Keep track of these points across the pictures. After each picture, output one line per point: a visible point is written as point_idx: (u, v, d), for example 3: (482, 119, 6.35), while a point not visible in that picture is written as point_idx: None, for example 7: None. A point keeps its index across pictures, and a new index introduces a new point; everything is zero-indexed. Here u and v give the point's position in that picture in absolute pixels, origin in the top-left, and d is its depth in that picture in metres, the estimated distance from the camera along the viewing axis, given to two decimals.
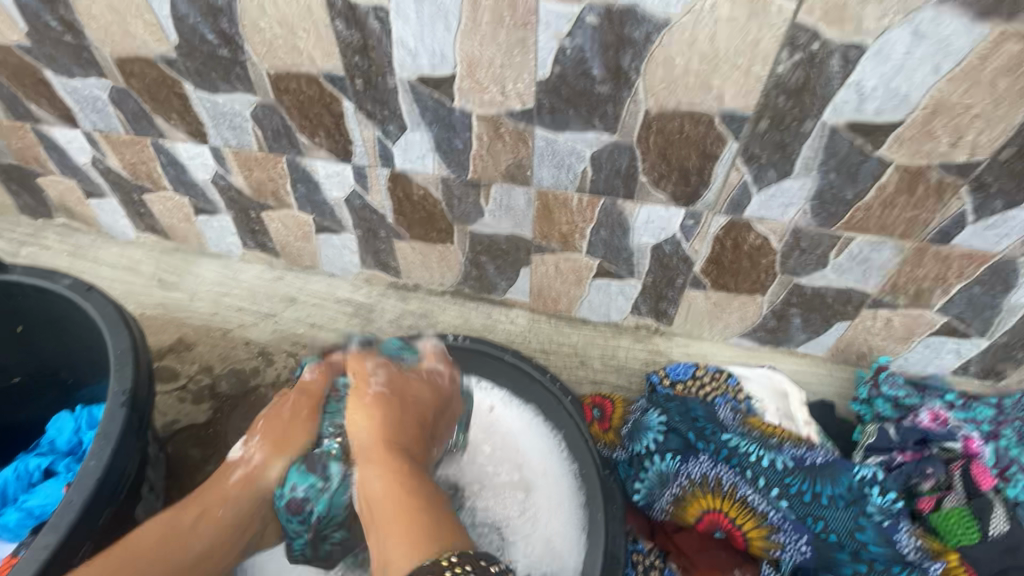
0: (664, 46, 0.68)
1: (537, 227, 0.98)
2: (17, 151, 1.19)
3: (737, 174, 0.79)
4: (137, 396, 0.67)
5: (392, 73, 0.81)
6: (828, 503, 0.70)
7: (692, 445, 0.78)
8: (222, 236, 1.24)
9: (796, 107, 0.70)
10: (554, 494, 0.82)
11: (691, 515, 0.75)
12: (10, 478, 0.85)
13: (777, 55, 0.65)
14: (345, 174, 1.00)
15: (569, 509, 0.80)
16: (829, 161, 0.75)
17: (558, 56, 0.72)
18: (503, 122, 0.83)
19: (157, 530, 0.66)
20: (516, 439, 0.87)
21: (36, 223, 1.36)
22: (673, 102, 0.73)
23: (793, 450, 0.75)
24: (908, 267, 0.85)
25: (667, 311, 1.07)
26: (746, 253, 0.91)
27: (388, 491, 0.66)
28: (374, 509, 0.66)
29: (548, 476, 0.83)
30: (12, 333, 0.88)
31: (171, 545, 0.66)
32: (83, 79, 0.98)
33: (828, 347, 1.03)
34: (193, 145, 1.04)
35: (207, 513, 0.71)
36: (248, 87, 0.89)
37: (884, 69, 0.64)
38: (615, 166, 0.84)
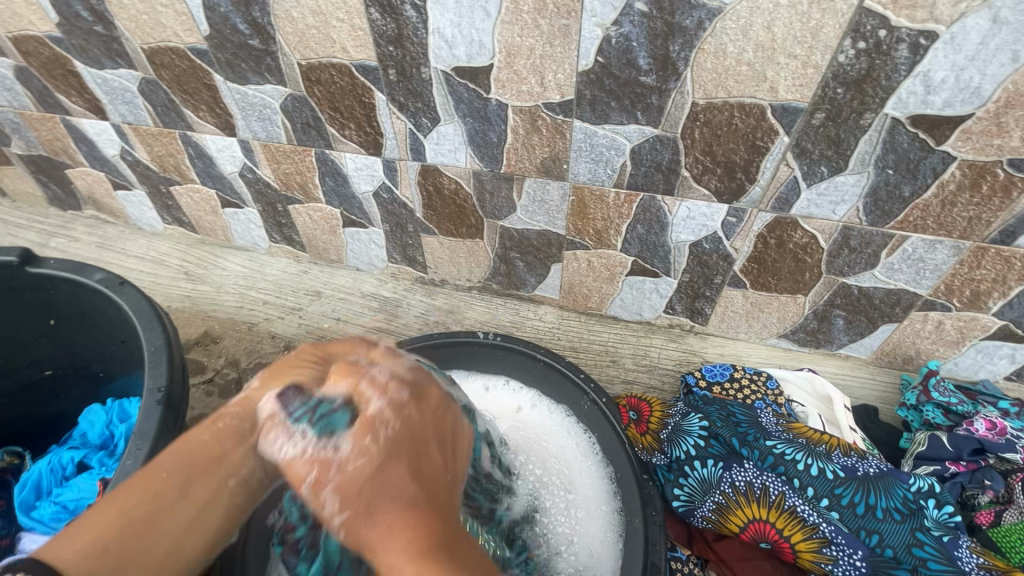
0: (716, 34, 0.65)
1: (570, 223, 0.95)
2: (47, 143, 1.19)
3: (787, 169, 0.76)
4: (172, 393, 0.67)
5: (427, 64, 0.78)
6: (883, 516, 0.67)
7: (736, 452, 0.75)
8: (248, 229, 1.24)
9: (855, 98, 0.66)
10: (592, 497, 0.79)
11: (736, 524, 0.72)
12: (44, 471, 0.86)
13: (839, 43, 0.62)
14: (375, 167, 0.98)
15: (606, 512, 0.77)
16: (888, 156, 0.71)
17: (602, 45, 0.69)
18: (540, 115, 0.80)
19: (178, 454, 0.56)
20: (547, 441, 0.86)
21: (66, 215, 1.37)
22: (722, 93, 0.70)
23: (844, 459, 0.72)
24: (965, 269, 0.80)
25: (702, 310, 1.03)
26: (791, 252, 0.87)
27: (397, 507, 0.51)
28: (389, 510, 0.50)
29: (582, 478, 0.81)
30: (46, 326, 0.88)
31: (182, 468, 0.55)
32: (113, 71, 0.97)
33: (873, 349, 0.99)
34: (222, 137, 1.02)
35: (215, 426, 0.58)
36: (278, 78, 0.88)
37: (957, 58, 0.60)
38: (657, 160, 0.80)
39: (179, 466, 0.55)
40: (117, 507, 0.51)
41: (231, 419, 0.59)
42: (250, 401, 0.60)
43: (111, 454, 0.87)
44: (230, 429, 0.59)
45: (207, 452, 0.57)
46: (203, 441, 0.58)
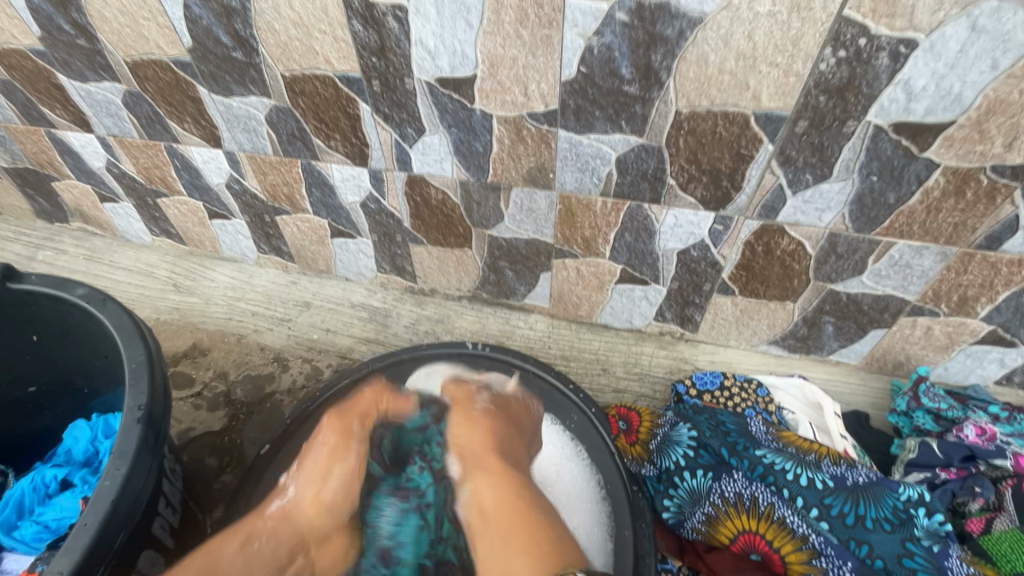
0: (697, 43, 0.64)
1: (558, 231, 0.95)
2: (33, 156, 1.19)
3: (772, 176, 0.76)
4: (153, 411, 0.66)
5: (410, 75, 0.78)
6: (872, 526, 0.66)
7: (725, 461, 0.75)
8: (237, 240, 1.23)
9: (838, 106, 0.66)
10: (578, 495, 0.77)
11: (725, 535, 0.71)
12: (26, 490, 0.84)
13: (820, 52, 0.62)
14: (361, 178, 0.97)
15: (593, 511, 0.76)
16: (872, 163, 0.70)
17: (585, 55, 0.69)
18: (525, 124, 0.79)
19: (201, 564, 0.65)
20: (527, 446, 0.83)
21: (53, 227, 1.36)
22: (705, 102, 0.70)
23: (833, 469, 0.72)
24: (952, 274, 0.80)
25: (692, 317, 1.03)
26: (779, 259, 0.87)
27: (502, 500, 0.70)
28: (484, 514, 0.70)
29: (566, 478, 0.79)
30: (28, 341, 0.87)
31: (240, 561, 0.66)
32: (96, 84, 0.96)
33: (863, 355, 0.99)
34: (207, 149, 1.02)
35: (258, 533, 0.69)
36: (262, 90, 0.87)
37: (936, 65, 0.60)
38: (642, 169, 0.80)
39: (203, 573, 0.64)
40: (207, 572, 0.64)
41: (264, 537, 0.69)
42: (288, 512, 0.71)
43: (95, 472, 0.86)
44: (264, 549, 0.68)
45: (229, 575, 0.65)
46: (252, 541, 0.68)
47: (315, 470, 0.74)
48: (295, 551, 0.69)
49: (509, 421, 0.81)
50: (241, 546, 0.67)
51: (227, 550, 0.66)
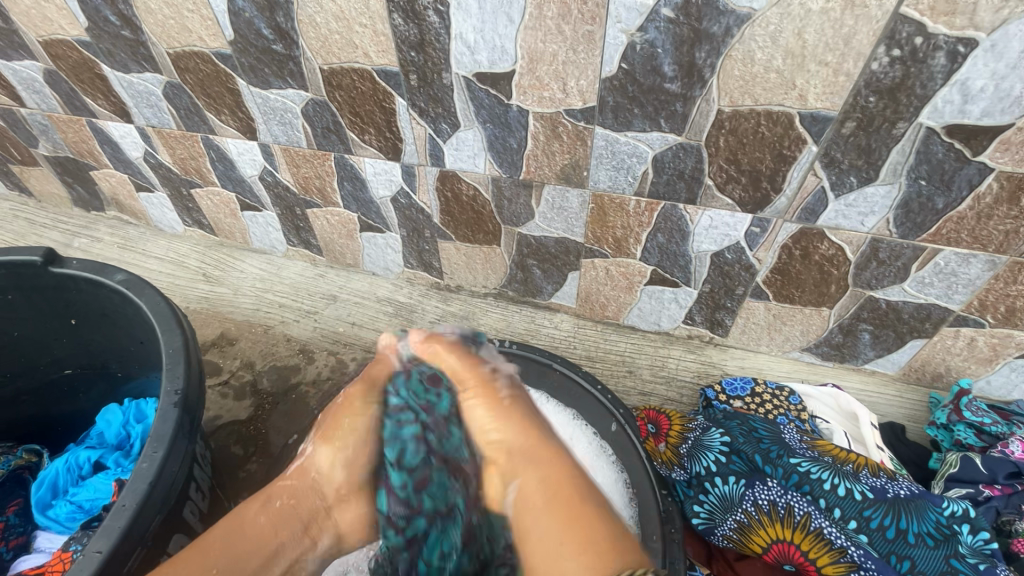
0: (745, 40, 0.63)
1: (589, 231, 0.94)
2: (73, 145, 1.21)
3: (815, 178, 0.74)
4: (188, 396, 0.66)
5: (448, 70, 0.78)
6: (914, 541, 0.64)
7: (759, 469, 0.73)
8: (266, 232, 1.24)
9: (889, 107, 0.64)
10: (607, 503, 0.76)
11: (758, 545, 0.70)
12: (61, 471, 0.86)
13: (873, 50, 0.60)
14: (394, 172, 0.98)
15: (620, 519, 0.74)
16: (921, 167, 0.68)
17: (627, 51, 0.68)
18: (561, 121, 0.79)
19: (225, 531, 0.61)
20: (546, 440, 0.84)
21: (90, 216, 1.40)
22: (749, 101, 0.68)
23: (872, 480, 0.70)
24: (1001, 284, 0.77)
25: (723, 321, 1.01)
26: (817, 263, 0.84)
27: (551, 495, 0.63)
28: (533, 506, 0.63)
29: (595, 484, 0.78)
30: (66, 325, 0.89)
31: (241, 545, 0.60)
32: (138, 74, 0.98)
33: (901, 365, 0.96)
34: (243, 141, 1.03)
35: (271, 504, 0.65)
36: (300, 83, 0.88)
37: (996, 66, 0.58)
38: (679, 168, 0.79)
39: (230, 536, 0.61)
40: (197, 568, 0.56)
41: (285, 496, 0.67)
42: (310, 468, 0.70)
43: (126, 455, 0.88)
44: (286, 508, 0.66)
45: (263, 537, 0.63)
46: (257, 518, 0.63)
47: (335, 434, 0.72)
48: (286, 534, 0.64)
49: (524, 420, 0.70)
50: (259, 511, 0.64)
51: (248, 513, 0.63)
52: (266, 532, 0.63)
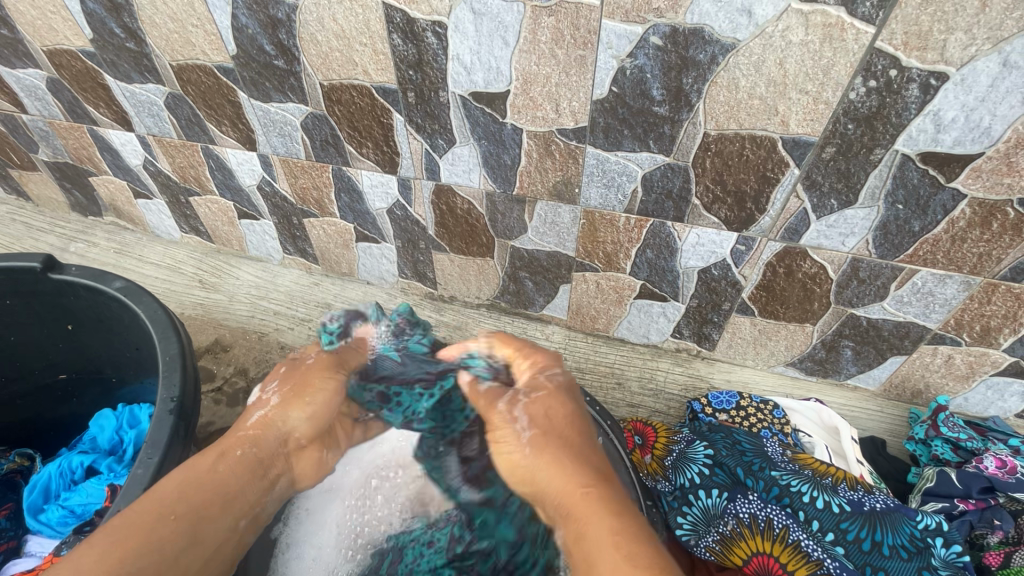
0: (729, 68, 0.66)
1: (580, 245, 0.96)
2: (73, 151, 1.23)
3: (797, 200, 0.77)
4: (185, 403, 0.68)
5: (445, 88, 0.80)
6: (889, 553, 0.66)
7: (741, 482, 0.75)
8: (263, 240, 1.26)
9: (866, 134, 0.67)
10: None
11: (739, 557, 0.70)
12: (53, 475, 0.86)
13: (850, 81, 0.63)
14: (390, 185, 1.00)
15: None
16: (898, 192, 0.71)
17: (617, 75, 0.71)
18: (554, 140, 0.81)
19: (181, 484, 0.54)
20: None
21: (87, 221, 1.41)
22: (734, 125, 0.71)
23: (850, 493, 0.71)
24: (975, 304, 0.80)
25: (710, 335, 1.04)
26: (800, 281, 0.87)
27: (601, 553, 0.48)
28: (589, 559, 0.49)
29: None
30: (63, 330, 0.90)
31: (200, 495, 0.54)
32: (141, 85, 1.00)
33: (881, 381, 0.98)
34: (242, 151, 1.05)
35: (232, 454, 0.59)
36: (300, 97, 0.90)
37: (966, 99, 0.61)
38: (667, 187, 0.82)
39: (185, 486, 0.54)
40: (147, 524, 0.50)
41: (245, 445, 0.60)
42: (270, 419, 0.63)
43: (119, 460, 0.88)
44: (247, 455, 0.60)
45: (225, 490, 0.56)
46: (216, 470, 0.57)
47: (300, 392, 0.66)
48: (245, 486, 0.58)
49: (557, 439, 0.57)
50: (216, 461, 0.57)
51: (205, 465, 0.56)
52: (225, 487, 0.56)
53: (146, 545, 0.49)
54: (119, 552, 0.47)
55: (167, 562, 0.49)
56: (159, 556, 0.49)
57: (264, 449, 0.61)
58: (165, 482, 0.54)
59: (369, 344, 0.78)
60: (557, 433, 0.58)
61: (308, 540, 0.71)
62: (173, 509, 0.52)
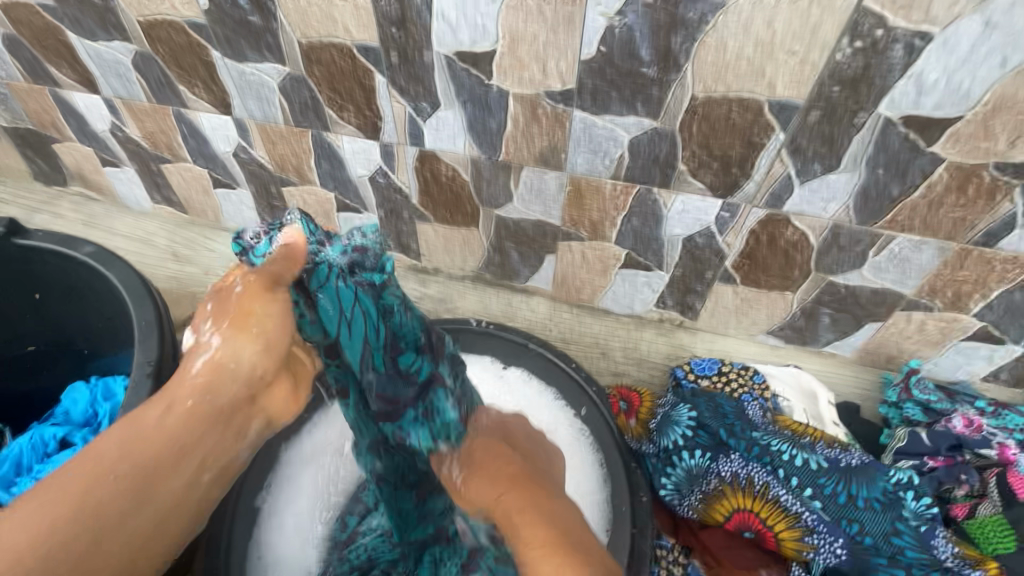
0: (718, 28, 0.65)
1: (566, 214, 0.96)
2: (34, 115, 1.17)
3: (781, 166, 0.77)
4: (162, 368, 0.66)
5: (429, 48, 0.78)
6: (863, 505, 0.69)
7: (723, 443, 0.76)
8: (240, 211, 1.22)
9: (851, 97, 0.67)
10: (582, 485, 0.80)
11: (721, 514, 0.73)
12: (25, 448, 0.84)
13: (837, 42, 0.63)
14: (372, 151, 0.97)
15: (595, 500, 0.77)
16: (879, 156, 0.72)
17: (605, 34, 0.70)
18: (541, 103, 0.80)
19: (125, 441, 0.54)
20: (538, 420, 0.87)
21: (51, 191, 1.34)
22: (721, 88, 0.71)
23: (827, 451, 0.74)
24: (949, 270, 0.83)
25: (693, 304, 1.05)
26: (782, 249, 0.88)
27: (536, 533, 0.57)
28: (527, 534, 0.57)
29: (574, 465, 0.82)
30: (31, 300, 0.86)
31: (145, 451, 0.54)
32: (106, 43, 0.95)
33: (857, 348, 1.01)
34: (216, 116, 1.01)
35: (180, 406, 0.57)
36: (277, 57, 0.87)
37: (949, 60, 0.61)
38: (654, 153, 0.81)
39: (127, 443, 0.54)
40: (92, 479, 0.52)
41: (200, 393, 0.58)
42: (221, 362, 0.58)
43: (95, 432, 0.86)
44: (200, 405, 0.58)
45: (171, 444, 0.56)
46: (161, 426, 0.56)
47: (240, 323, 0.59)
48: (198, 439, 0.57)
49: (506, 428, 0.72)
50: (161, 416, 0.56)
51: (150, 421, 0.56)
52: (170, 446, 0.55)
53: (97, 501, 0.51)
54: (52, 513, 0.49)
55: (107, 526, 0.51)
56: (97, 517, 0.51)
57: (221, 394, 0.58)
58: (109, 437, 0.54)
59: (302, 251, 0.58)
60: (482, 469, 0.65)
61: (289, 508, 0.79)
62: (112, 470, 0.53)
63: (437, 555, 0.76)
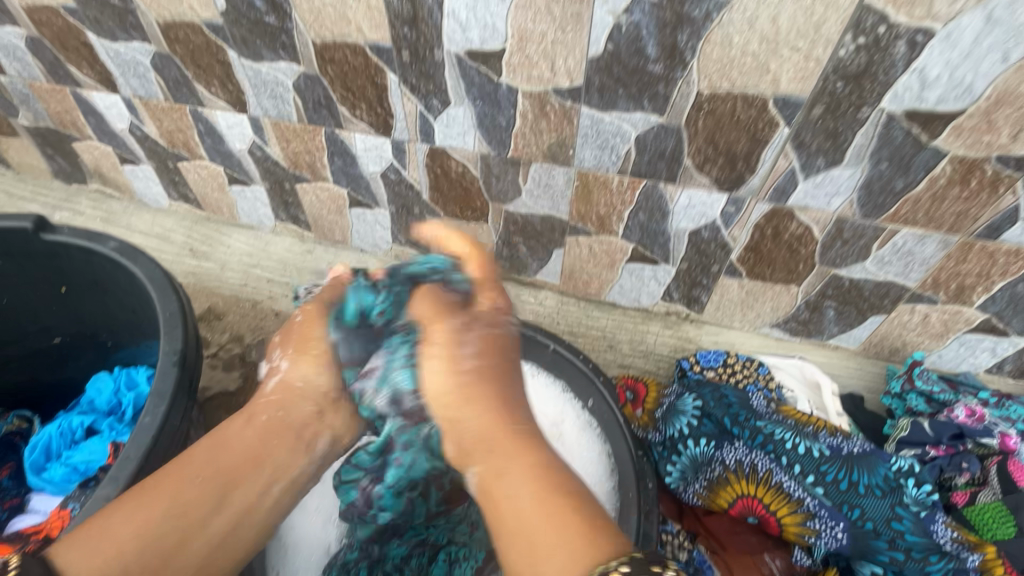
0: (723, 25, 0.67)
1: (573, 209, 0.98)
2: (56, 115, 1.20)
3: (786, 160, 0.79)
4: (187, 357, 0.69)
5: (440, 46, 0.80)
6: (864, 492, 0.70)
7: (727, 431, 0.78)
8: (254, 207, 1.25)
9: (854, 92, 0.69)
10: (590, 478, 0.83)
11: (725, 500, 0.76)
12: (53, 435, 0.87)
13: (840, 38, 0.64)
14: (384, 148, 1.00)
15: (603, 491, 0.81)
16: (882, 150, 0.74)
17: (613, 33, 0.71)
18: (549, 100, 0.82)
19: (211, 446, 0.61)
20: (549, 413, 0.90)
21: (71, 188, 1.38)
22: (727, 84, 0.72)
23: (830, 439, 0.75)
24: (952, 263, 0.84)
25: (699, 298, 1.07)
26: (786, 242, 0.90)
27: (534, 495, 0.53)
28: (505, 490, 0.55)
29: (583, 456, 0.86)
30: (57, 293, 0.89)
31: (226, 458, 0.60)
32: (126, 43, 0.98)
33: (861, 340, 1.02)
34: (232, 114, 1.04)
35: (257, 419, 0.65)
36: (292, 56, 0.89)
37: (951, 55, 0.63)
38: (660, 148, 0.83)
39: (212, 450, 0.61)
40: (172, 486, 0.56)
41: (271, 411, 0.66)
42: (288, 379, 0.69)
43: (120, 420, 0.89)
44: (275, 419, 0.66)
45: (248, 452, 0.62)
46: (243, 434, 0.63)
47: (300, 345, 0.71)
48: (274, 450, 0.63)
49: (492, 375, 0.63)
50: (243, 425, 0.63)
51: (232, 430, 0.63)
52: (250, 452, 0.62)
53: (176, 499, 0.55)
54: (136, 523, 0.52)
55: (192, 525, 0.55)
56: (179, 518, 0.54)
57: (291, 413, 0.67)
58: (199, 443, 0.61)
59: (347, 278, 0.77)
60: (451, 354, 0.64)
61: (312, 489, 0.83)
62: (195, 474, 0.57)
63: (453, 554, 0.76)
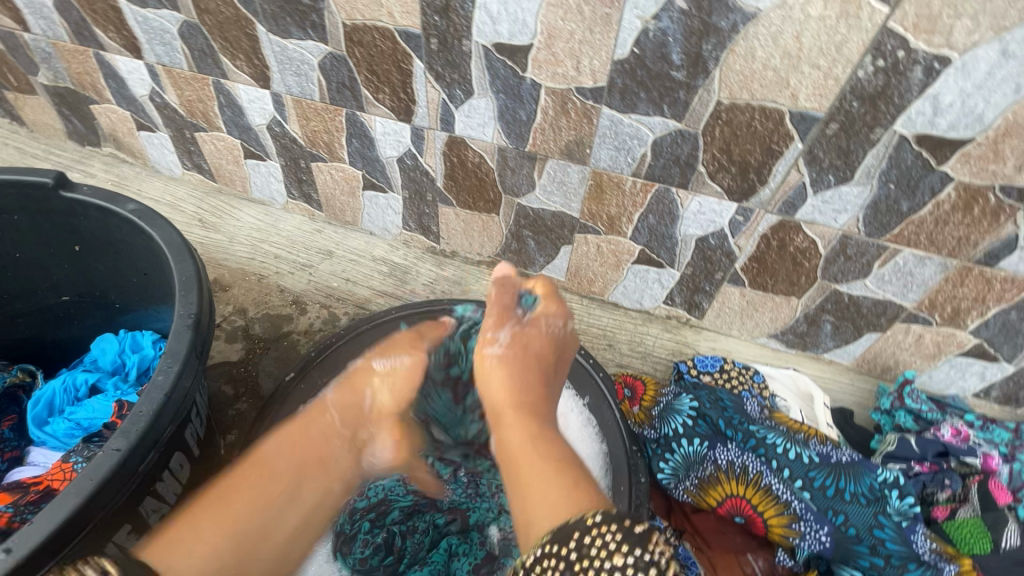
0: (748, 37, 0.69)
1: (584, 207, 0.99)
2: (76, 76, 1.20)
3: (797, 174, 0.81)
4: (201, 321, 0.70)
5: (468, 37, 0.82)
6: (850, 499, 0.73)
7: (721, 432, 0.81)
8: (268, 182, 1.26)
9: (869, 113, 0.71)
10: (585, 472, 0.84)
11: (714, 498, 0.79)
12: (58, 390, 0.89)
13: (860, 59, 0.66)
14: (403, 134, 1.01)
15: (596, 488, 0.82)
16: (892, 171, 0.76)
17: (640, 37, 0.73)
18: (571, 98, 0.83)
19: (286, 454, 0.71)
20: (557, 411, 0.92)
21: (84, 150, 1.38)
22: (746, 95, 0.74)
23: (820, 447, 0.78)
24: (949, 286, 0.86)
25: (700, 303, 1.09)
26: (790, 255, 0.92)
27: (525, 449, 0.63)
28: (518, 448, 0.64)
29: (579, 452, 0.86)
30: (69, 251, 0.90)
31: (303, 450, 0.72)
32: (155, 10, 0.98)
33: (854, 356, 1.05)
34: (255, 89, 1.05)
35: (328, 418, 0.77)
36: (320, 35, 0.90)
37: (965, 84, 0.65)
38: (676, 153, 0.85)
39: (290, 442, 0.72)
40: (253, 486, 0.66)
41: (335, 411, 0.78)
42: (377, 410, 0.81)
43: (124, 381, 0.91)
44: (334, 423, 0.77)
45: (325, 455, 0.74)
46: (309, 433, 0.74)
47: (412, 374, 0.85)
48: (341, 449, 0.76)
49: (524, 360, 0.77)
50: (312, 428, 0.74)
51: (298, 431, 0.73)
52: (319, 453, 0.74)
53: (255, 505, 0.65)
54: (223, 526, 0.61)
55: (270, 526, 0.66)
56: (260, 519, 0.65)
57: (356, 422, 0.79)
58: (270, 443, 0.71)
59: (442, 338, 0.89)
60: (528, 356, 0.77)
61: None
62: (276, 470, 0.69)
63: (453, 546, 0.89)
